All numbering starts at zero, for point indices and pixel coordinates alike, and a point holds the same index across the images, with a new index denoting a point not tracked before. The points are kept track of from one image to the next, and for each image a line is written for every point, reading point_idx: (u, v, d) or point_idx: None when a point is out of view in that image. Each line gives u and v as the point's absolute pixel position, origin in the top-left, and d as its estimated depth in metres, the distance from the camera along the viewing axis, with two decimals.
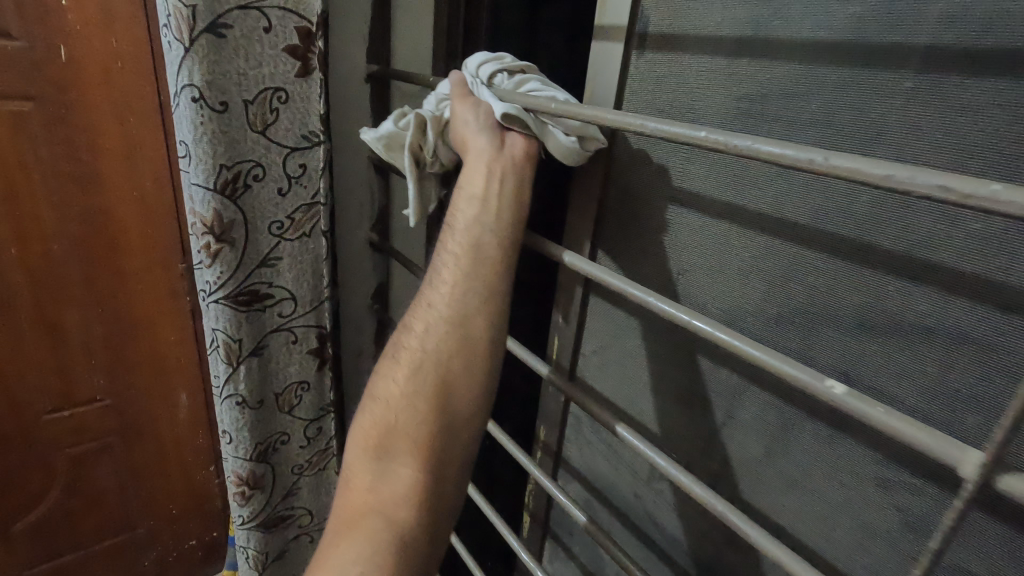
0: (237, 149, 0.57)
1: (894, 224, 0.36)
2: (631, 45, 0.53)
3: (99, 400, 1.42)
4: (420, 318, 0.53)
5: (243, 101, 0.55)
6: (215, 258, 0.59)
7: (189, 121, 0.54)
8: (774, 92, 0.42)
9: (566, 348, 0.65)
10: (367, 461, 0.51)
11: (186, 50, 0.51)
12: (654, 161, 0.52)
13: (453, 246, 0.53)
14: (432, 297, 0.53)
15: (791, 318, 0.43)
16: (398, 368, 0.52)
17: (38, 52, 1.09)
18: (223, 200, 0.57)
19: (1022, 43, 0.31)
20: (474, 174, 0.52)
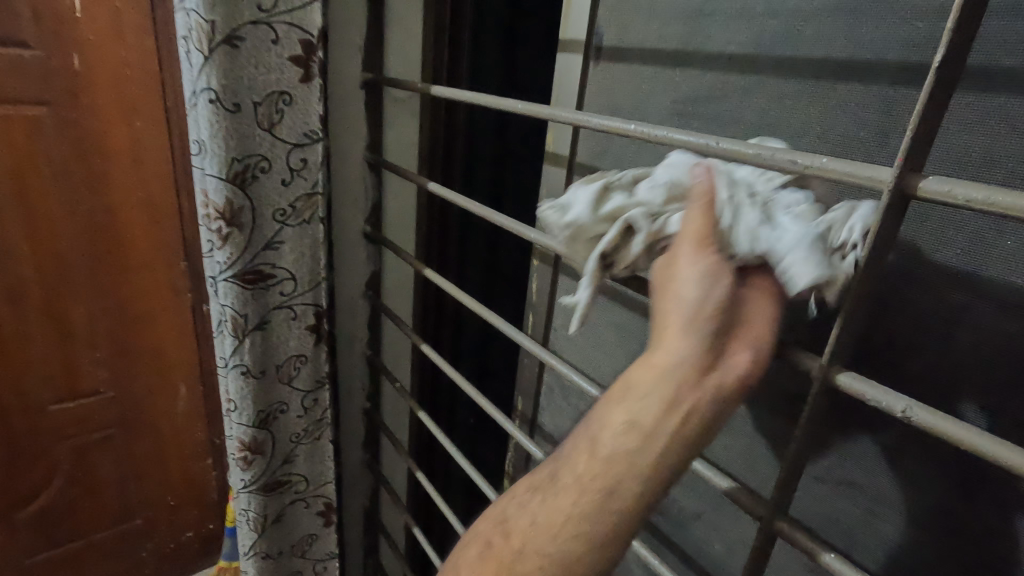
0: (247, 145, 0.65)
1: None
2: (590, 56, 0.62)
3: (102, 392, 1.48)
4: (526, 525, 0.39)
5: (252, 103, 0.64)
6: (226, 241, 0.67)
7: (206, 121, 0.62)
8: (702, 95, 0.51)
9: (539, 324, 0.73)
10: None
11: (205, 59, 0.59)
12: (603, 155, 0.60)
13: (585, 471, 0.37)
14: (541, 508, 0.39)
15: None
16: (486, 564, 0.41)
17: (53, 60, 1.17)
18: (234, 189, 0.65)
19: (873, 56, 0.39)
20: (646, 393, 0.35)
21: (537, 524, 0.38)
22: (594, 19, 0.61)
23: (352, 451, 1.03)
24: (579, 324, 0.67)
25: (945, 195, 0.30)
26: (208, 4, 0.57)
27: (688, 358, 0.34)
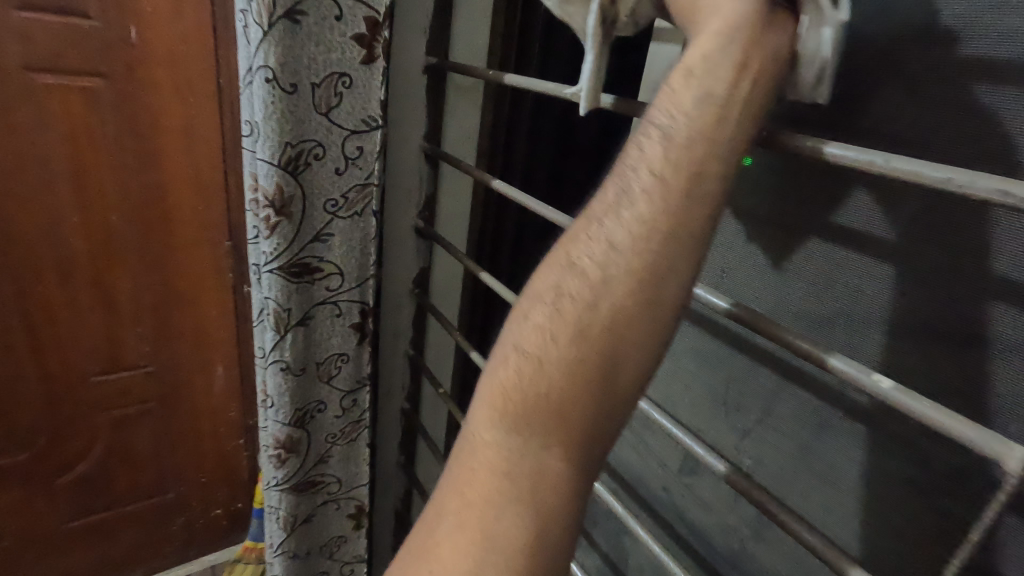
0: (301, 129, 0.60)
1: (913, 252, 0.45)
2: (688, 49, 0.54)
3: (142, 366, 1.49)
4: (590, 255, 0.40)
5: (311, 84, 0.59)
6: (273, 231, 0.62)
7: (261, 101, 0.57)
8: None
9: None
10: (491, 465, 0.41)
11: (264, 33, 0.54)
12: None
13: (657, 164, 0.39)
14: (613, 227, 0.39)
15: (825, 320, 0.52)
16: (558, 333, 0.39)
17: (112, 32, 1.15)
18: (286, 176, 0.61)
19: None
20: (721, 62, 0.38)
21: (610, 247, 0.39)
22: None
23: (387, 451, 0.99)
24: None
25: None
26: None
27: (738, 31, 0.38)
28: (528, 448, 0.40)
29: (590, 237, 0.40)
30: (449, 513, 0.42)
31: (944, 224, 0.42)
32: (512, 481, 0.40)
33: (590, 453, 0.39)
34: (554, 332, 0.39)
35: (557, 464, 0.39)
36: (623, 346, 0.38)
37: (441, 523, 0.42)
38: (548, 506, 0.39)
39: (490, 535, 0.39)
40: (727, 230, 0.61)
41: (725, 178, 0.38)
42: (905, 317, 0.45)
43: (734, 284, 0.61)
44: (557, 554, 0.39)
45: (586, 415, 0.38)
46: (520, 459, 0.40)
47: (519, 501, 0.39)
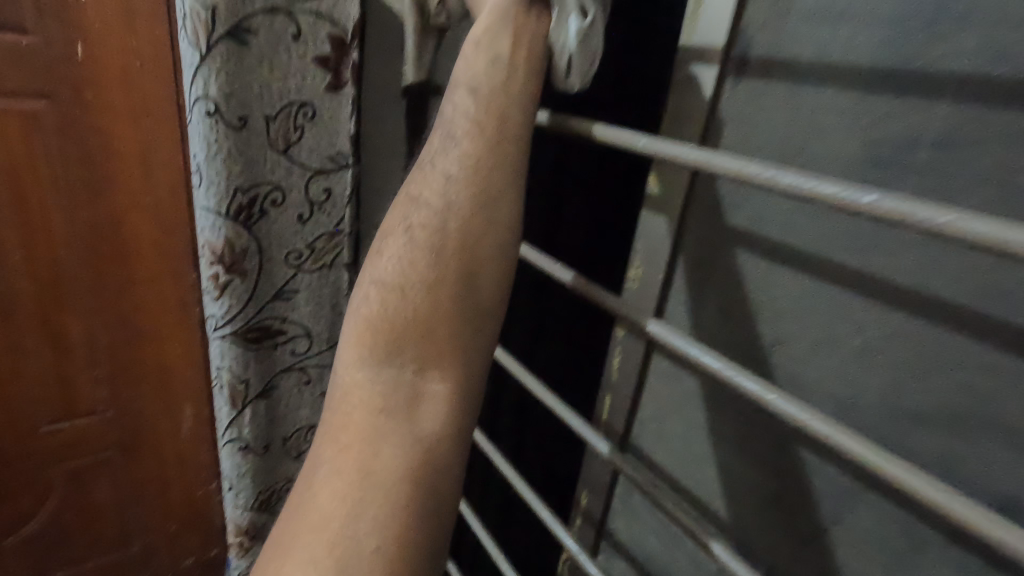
0: (253, 172, 0.53)
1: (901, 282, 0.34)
2: (728, 72, 0.42)
3: (99, 412, 1.35)
4: (436, 184, 0.43)
5: (265, 116, 0.52)
6: (224, 291, 0.55)
7: (204, 138, 0.50)
8: (922, 141, 0.32)
9: (618, 411, 0.56)
10: (371, 403, 0.42)
11: (202, 58, 0.47)
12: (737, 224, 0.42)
13: (471, 112, 0.42)
14: (447, 164, 0.43)
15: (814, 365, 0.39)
16: (416, 258, 0.42)
17: (54, 49, 1.01)
18: (237, 227, 0.54)
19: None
20: (501, 27, 0.43)
21: (447, 179, 0.42)
22: (740, 21, 0.40)
23: None
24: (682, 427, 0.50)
25: None
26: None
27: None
28: (402, 375, 0.42)
29: (433, 172, 0.43)
30: (325, 457, 0.42)
31: (923, 250, 0.32)
32: (390, 414, 0.41)
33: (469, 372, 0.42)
34: (412, 258, 0.42)
35: (438, 385, 0.42)
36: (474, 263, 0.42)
37: (318, 470, 0.42)
38: (434, 436, 0.41)
39: (371, 472, 0.40)
40: (765, 274, 0.41)
41: (528, 115, 0.43)
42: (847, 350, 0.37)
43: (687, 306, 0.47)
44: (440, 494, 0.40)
45: (455, 337, 0.42)
46: (394, 393, 0.42)
47: (400, 449, 0.40)
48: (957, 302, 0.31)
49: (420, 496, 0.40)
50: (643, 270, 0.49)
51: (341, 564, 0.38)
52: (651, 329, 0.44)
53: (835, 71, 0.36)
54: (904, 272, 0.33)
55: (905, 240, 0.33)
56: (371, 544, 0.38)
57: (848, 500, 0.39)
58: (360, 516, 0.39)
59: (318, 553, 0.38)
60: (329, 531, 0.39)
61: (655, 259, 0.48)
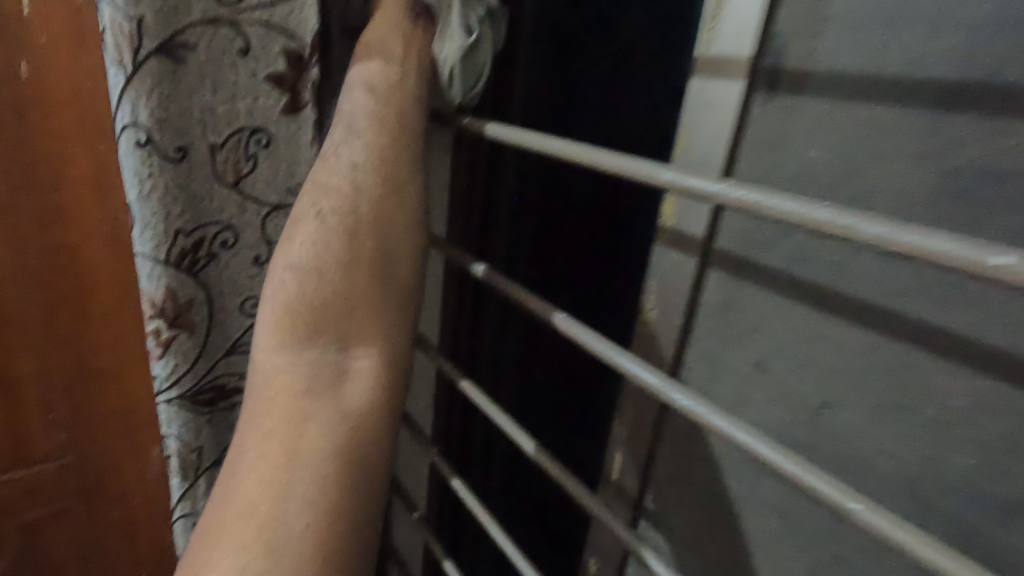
0: (197, 210, 0.47)
1: (924, 326, 0.29)
2: (756, 84, 0.35)
3: (55, 458, 1.15)
4: (351, 154, 0.43)
5: (209, 145, 0.46)
6: (167, 349, 0.49)
7: (136, 171, 0.44)
8: (991, 167, 0.27)
9: (630, 472, 0.49)
10: (298, 380, 0.39)
11: (127, 77, 0.41)
12: (752, 264, 0.37)
13: (372, 107, 0.44)
14: (352, 153, 0.43)
15: (852, 441, 0.33)
16: (330, 226, 0.42)
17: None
18: (181, 275, 0.48)
19: None
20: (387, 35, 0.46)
21: (354, 167, 0.43)
22: (768, 28, 0.34)
23: None
24: (706, 495, 0.43)
25: None
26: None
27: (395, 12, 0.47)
28: (326, 358, 0.39)
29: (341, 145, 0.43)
30: (250, 442, 0.37)
31: (956, 296, 0.28)
32: (313, 396, 0.38)
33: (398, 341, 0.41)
34: (325, 224, 0.42)
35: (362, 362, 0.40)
36: (386, 228, 0.42)
37: (240, 460, 0.37)
38: (364, 408, 0.38)
39: (297, 454, 0.36)
40: (806, 325, 0.34)
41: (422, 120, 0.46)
42: (875, 408, 0.32)
43: (702, 360, 0.41)
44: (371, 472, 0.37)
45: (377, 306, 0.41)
46: (317, 374, 0.39)
47: (329, 424, 0.37)
48: (1004, 349, 0.27)
49: (351, 479, 0.36)
50: (657, 313, 0.43)
51: (269, 552, 0.33)
52: (680, 405, 0.34)
53: (889, 86, 0.30)
54: (962, 323, 0.28)
55: (956, 290, 0.28)
56: (299, 526, 0.34)
57: None
58: (287, 499, 0.35)
59: (246, 541, 0.34)
60: (254, 515, 0.34)
61: (670, 300, 0.42)
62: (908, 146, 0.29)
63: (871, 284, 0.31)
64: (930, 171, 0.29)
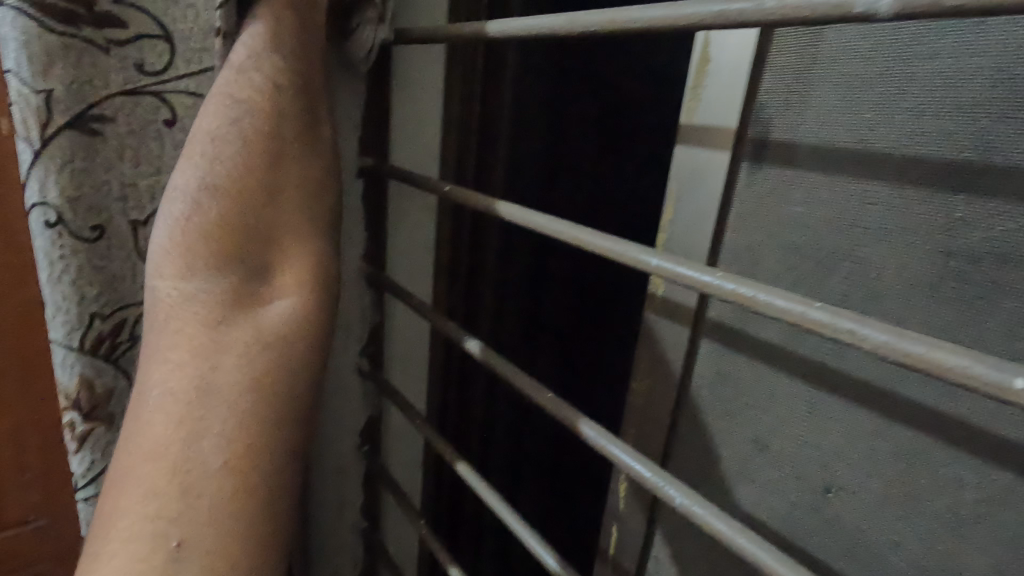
0: (114, 293, 0.47)
1: (922, 408, 0.28)
2: (743, 155, 0.35)
3: (30, 522, 1.10)
4: (246, 83, 0.38)
5: (129, 221, 0.46)
6: (83, 444, 0.49)
7: (47, 252, 0.44)
8: (982, 251, 0.26)
9: (628, 547, 0.46)
10: (192, 351, 0.33)
11: (35, 155, 0.41)
12: (746, 337, 0.35)
13: (241, 105, 0.37)
14: (216, 160, 0.37)
15: (861, 533, 0.31)
16: (220, 156, 0.37)
17: None
18: (97, 363, 0.47)
19: None
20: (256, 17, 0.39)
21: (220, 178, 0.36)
22: (754, 100, 0.33)
23: None
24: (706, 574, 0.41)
25: None
26: (40, 70, 0.40)
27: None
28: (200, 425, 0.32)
29: (237, 67, 0.38)
30: (154, 380, 0.33)
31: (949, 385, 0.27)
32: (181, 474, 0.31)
33: (324, 268, 0.38)
34: (218, 155, 0.36)
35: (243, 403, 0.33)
36: (288, 156, 0.38)
37: (143, 402, 0.33)
38: (280, 332, 0.35)
39: (209, 387, 0.32)
40: (805, 405, 0.33)
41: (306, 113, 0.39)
42: (882, 497, 0.30)
43: (701, 438, 0.39)
44: (292, 411, 0.34)
45: (283, 235, 0.37)
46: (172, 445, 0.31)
47: (239, 356, 0.33)
48: (1003, 437, 0.26)
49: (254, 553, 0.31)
50: (647, 386, 0.42)
51: (184, 489, 0.31)
52: (674, 503, 0.31)
53: (883, 160, 0.29)
54: (971, 414, 0.26)
55: (954, 394, 0.27)
56: None
57: None
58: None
59: (157, 485, 0.31)
60: (164, 459, 0.31)
61: (662, 373, 0.41)
62: (898, 226, 0.28)
63: (865, 362, 0.30)
64: (923, 254, 0.28)
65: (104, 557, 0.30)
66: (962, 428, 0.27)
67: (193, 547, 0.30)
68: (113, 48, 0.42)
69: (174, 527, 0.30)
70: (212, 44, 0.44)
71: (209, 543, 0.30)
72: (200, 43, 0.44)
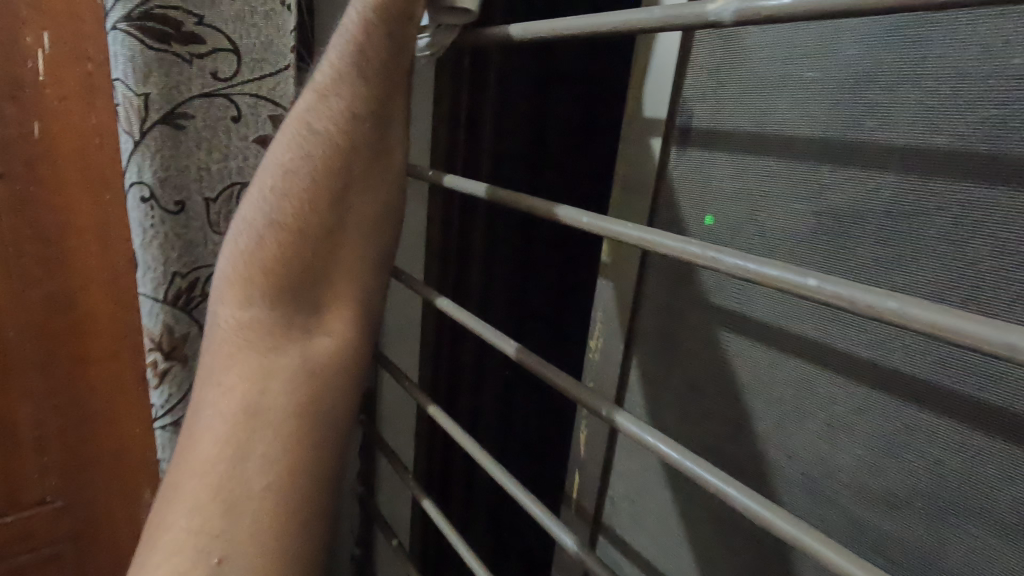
0: (192, 255, 0.57)
1: (803, 338, 0.35)
2: (673, 139, 0.42)
3: (49, 502, 1.13)
4: (318, 121, 0.42)
5: (203, 199, 0.57)
6: (161, 380, 0.58)
7: (140, 222, 0.54)
8: (842, 208, 0.33)
9: (589, 490, 0.52)
10: (260, 340, 0.43)
11: (135, 143, 0.51)
12: (683, 292, 0.42)
13: (314, 138, 0.42)
14: (290, 187, 0.43)
15: (762, 448, 0.38)
16: (288, 194, 0.43)
17: (8, 131, 0.86)
18: (175, 312, 0.57)
19: (920, 147, 0.29)
20: (337, 47, 0.41)
21: (290, 205, 0.43)
22: (678, 95, 0.41)
23: None
24: (652, 505, 0.47)
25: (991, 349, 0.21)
26: (141, 78, 0.50)
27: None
28: (263, 404, 0.42)
29: (310, 104, 0.43)
30: (211, 395, 0.43)
31: (828, 319, 0.33)
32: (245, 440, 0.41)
33: (362, 299, 0.46)
34: (284, 193, 0.43)
35: (298, 399, 0.43)
36: (348, 195, 0.43)
37: (199, 416, 0.44)
38: (324, 367, 0.44)
39: (257, 413, 0.42)
40: (724, 346, 0.40)
41: (372, 143, 0.43)
42: (777, 416, 0.37)
43: (647, 385, 0.46)
44: (320, 443, 0.43)
45: (333, 268, 0.44)
46: (244, 413, 0.42)
47: (279, 392, 0.43)
48: (859, 355, 0.32)
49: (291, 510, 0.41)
50: (602, 341, 0.49)
51: (228, 507, 0.40)
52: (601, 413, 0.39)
53: (772, 141, 0.36)
54: (835, 338, 0.33)
55: (895, 343, 0.31)
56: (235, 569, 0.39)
57: None
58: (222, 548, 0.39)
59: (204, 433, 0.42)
60: (214, 474, 0.41)
61: (615, 331, 0.48)
62: (786, 192, 0.35)
63: (764, 303, 0.37)
64: (803, 214, 0.34)
65: (167, 528, 0.41)
66: (829, 350, 0.34)
67: (233, 561, 0.39)
68: (194, 60, 0.52)
69: (218, 545, 0.39)
70: (270, 56, 0.55)
71: (254, 528, 0.40)
72: (259, 55, 0.55)
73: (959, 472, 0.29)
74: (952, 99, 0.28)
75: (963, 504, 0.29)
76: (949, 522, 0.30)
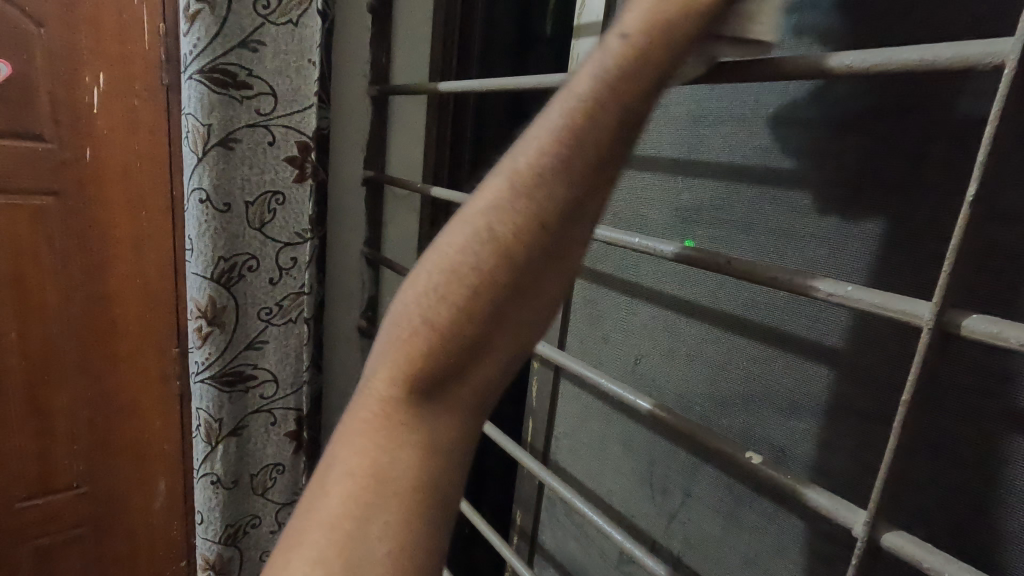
0: (234, 245, 0.75)
1: (666, 292, 0.53)
2: None
3: (75, 487, 1.20)
4: (505, 222, 0.29)
5: (244, 203, 0.74)
6: (206, 341, 0.76)
7: (198, 218, 0.72)
8: (690, 205, 0.52)
9: (540, 432, 0.67)
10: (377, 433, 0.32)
11: (199, 159, 0.69)
12: (599, 270, 0.60)
13: (498, 210, 0.29)
14: (454, 266, 0.30)
15: (638, 368, 0.56)
16: (447, 299, 0.30)
17: (66, 155, 1.01)
18: (218, 288, 0.75)
19: (722, 164, 0.49)
20: (560, 97, 0.29)
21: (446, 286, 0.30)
22: None
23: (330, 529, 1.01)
24: (586, 436, 0.61)
25: (994, 336, 0.28)
26: (206, 112, 0.68)
27: (654, 54, 0.28)
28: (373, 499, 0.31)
29: (497, 197, 0.29)
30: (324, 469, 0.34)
31: (680, 278, 0.51)
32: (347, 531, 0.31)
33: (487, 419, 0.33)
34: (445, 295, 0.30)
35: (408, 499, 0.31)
36: (529, 297, 0.30)
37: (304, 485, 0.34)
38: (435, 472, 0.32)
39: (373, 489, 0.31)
40: (624, 306, 0.57)
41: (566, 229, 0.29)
42: (650, 344, 0.54)
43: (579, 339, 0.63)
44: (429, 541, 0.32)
45: (479, 381, 0.32)
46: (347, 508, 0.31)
47: (418, 493, 0.31)
48: (697, 300, 0.49)
49: None
50: None
51: None
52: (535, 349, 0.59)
53: (653, 163, 0.55)
54: (677, 289, 0.51)
55: None
56: None
57: (693, 472, 0.49)
58: None
59: None
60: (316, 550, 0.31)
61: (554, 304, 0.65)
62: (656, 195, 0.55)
63: (649, 271, 0.54)
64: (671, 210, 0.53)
65: None
66: (678, 299, 0.51)
67: None
68: (244, 101, 0.70)
69: None
70: (298, 98, 0.74)
71: None
72: (291, 97, 0.73)
73: (747, 366, 0.46)
74: (739, 135, 0.47)
75: (752, 391, 0.45)
76: (748, 405, 0.46)
